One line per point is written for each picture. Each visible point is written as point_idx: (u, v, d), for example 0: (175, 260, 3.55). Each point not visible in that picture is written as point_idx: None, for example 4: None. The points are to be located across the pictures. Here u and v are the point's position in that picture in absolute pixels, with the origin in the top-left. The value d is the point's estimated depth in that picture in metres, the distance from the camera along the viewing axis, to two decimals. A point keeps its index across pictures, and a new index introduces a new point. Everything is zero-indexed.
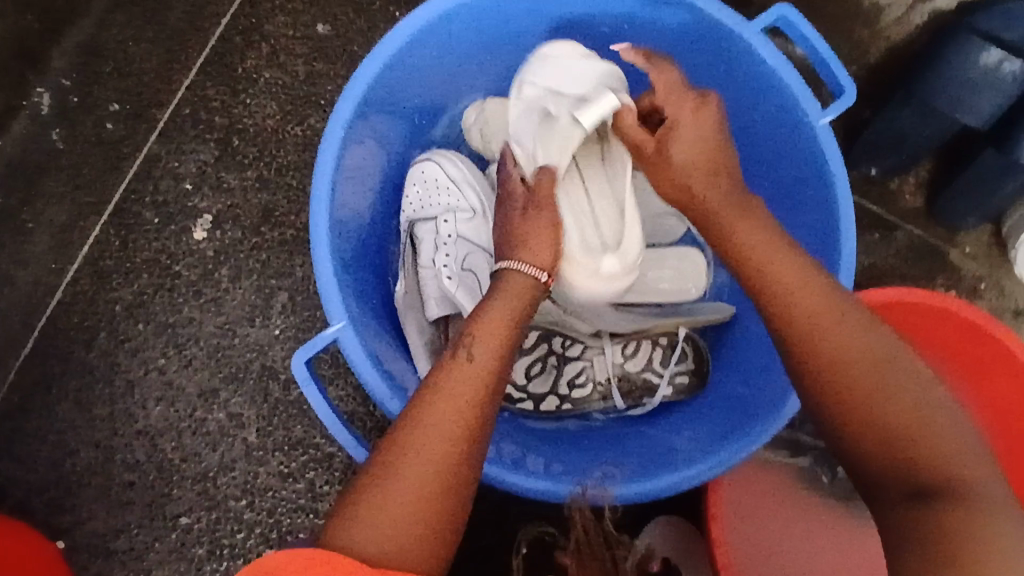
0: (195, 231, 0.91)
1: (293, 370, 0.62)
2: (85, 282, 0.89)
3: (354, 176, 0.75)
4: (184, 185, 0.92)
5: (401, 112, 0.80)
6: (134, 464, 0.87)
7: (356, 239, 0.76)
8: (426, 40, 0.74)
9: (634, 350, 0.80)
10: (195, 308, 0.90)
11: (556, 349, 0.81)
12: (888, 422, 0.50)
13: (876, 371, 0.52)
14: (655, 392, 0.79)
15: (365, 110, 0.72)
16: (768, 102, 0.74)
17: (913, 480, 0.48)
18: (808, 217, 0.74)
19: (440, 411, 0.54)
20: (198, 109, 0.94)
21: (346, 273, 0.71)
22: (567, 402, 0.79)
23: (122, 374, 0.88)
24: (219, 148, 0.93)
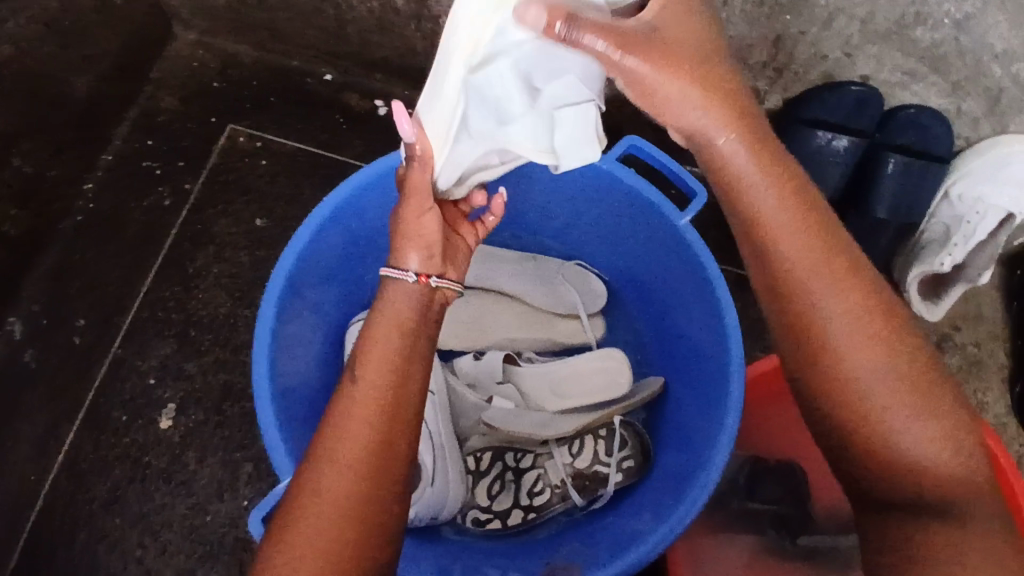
0: (161, 420, 0.97)
1: (249, 531, 0.67)
2: (61, 486, 0.95)
3: (291, 343, 0.82)
4: (149, 380, 1.00)
5: (328, 279, 0.89)
6: None
7: (303, 399, 0.83)
8: (342, 214, 0.85)
9: (579, 448, 0.88)
10: (168, 493, 0.95)
11: (509, 464, 0.88)
12: (897, 444, 0.55)
13: (883, 404, 0.55)
14: (606, 481, 0.86)
15: (294, 283, 0.81)
16: (644, 215, 0.87)
17: (910, 482, 0.55)
18: (698, 303, 0.85)
19: (342, 464, 0.55)
20: (156, 310, 1.03)
21: (293, 432, 0.77)
22: (531, 511, 0.86)
23: (102, 570, 0.92)
24: (178, 341, 1.01)
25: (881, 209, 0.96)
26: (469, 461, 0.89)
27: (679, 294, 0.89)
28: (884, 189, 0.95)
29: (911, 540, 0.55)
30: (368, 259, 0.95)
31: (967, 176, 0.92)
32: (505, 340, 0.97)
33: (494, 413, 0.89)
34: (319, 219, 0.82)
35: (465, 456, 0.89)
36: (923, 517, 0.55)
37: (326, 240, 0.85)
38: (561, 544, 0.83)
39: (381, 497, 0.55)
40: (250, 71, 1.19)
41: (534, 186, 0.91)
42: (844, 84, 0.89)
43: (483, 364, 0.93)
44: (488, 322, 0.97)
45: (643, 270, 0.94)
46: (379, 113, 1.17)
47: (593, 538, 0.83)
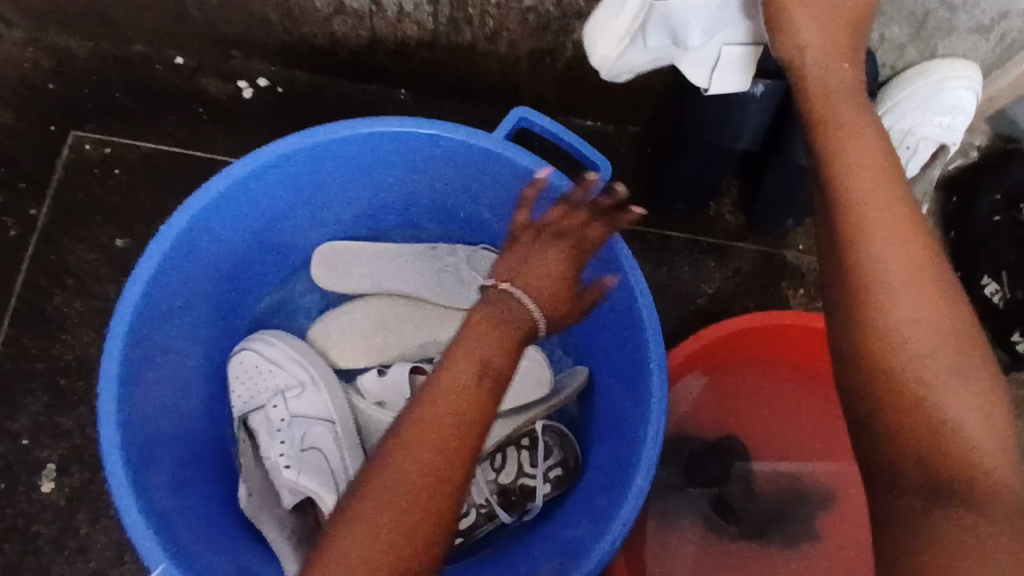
0: (43, 484, 0.88)
1: None
2: None
3: (153, 384, 0.71)
4: (22, 442, 0.89)
5: (196, 303, 0.77)
6: None
7: (177, 454, 0.72)
8: (197, 234, 0.73)
9: (501, 462, 0.82)
10: (63, 563, 0.86)
11: None
12: (934, 410, 0.45)
13: (931, 359, 0.45)
14: (534, 494, 0.80)
15: (145, 322, 0.70)
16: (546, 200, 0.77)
17: (934, 476, 0.44)
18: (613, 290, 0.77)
19: (396, 481, 0.51)
20: (18, 361, 0.91)
21: (155, 493, 0.66)
22: (458, 535, 0.79)
23: None
24: (49, 394, 0.90)
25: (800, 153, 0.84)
26: None
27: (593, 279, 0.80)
28: None
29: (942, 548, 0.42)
30: (245, 278, 0.83)
31: (889, 113, 0.82)
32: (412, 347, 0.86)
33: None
34: (174, 232, 0.70)
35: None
36: (954, 519, 0.43)
37: (187, 258, 0.73)
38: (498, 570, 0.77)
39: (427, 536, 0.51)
40: (88, 65, 1.02)
41: (420, 173, 0.81)
42: None
43: (388, 381, 0.81)
44: (391, 331, 0.87)
45: None
46: (245, 97, 1.02)
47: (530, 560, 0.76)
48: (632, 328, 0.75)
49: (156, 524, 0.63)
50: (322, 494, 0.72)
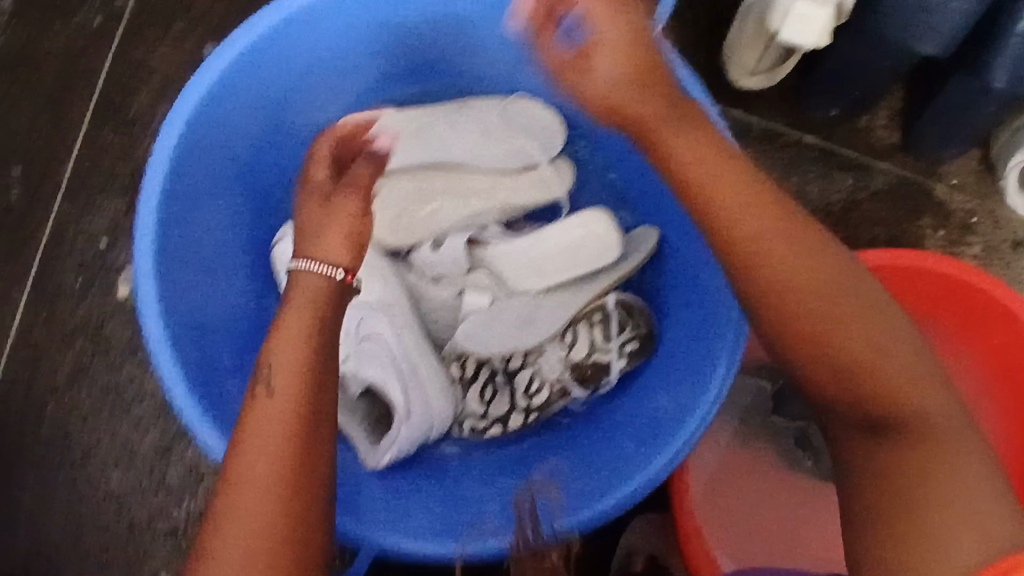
0: (119, 287, 0.88)
1: None
2: (20, 359, 0.87)
3: (192, 249, 0.70)
4: (100, 244, 0.88)
5: (237, 174, 0.75)
6: (104, 528, 0.87)
7: (237, 332, 0.73)
8: (236, 83, 0.69)
9: (572, 338, 0.77)
10: (135, 367, 0.88)
11: (497, 366, 0.78)
12: (874, 383, 0.47)
13: (871, 348, 0.48)
14: (609, 369, 0.76)
15: (184, 177, 0.68)
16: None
17: (865, 417, 0.48)
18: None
19: None
20: (99, 161, 0.89)
21: (200, 355, 0.67)
22: (531, 412, 0.77)
23: (76, 443, 0.88)
24: (127, 199, 0.88)
25: (1001, 76, 0.70)
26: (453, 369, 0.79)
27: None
28: (1008, 50, 0.67)
29: (899, 489, 0.45)
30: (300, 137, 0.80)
31: None
32: (463, 216, 0.80)
33: (468, 332, 0.79)
34: (208, 79, 0.67)
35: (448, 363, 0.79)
36: (900, 477, 0.45)
37: (222, 117, 0.70)
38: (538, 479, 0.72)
39: None
40: None
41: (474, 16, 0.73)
42: None
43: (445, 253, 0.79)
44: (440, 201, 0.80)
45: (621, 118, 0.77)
46: None
47: (586, 462, 0.72)
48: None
49: (189, 377, 0.64)
50: (387, 384, 0.73)
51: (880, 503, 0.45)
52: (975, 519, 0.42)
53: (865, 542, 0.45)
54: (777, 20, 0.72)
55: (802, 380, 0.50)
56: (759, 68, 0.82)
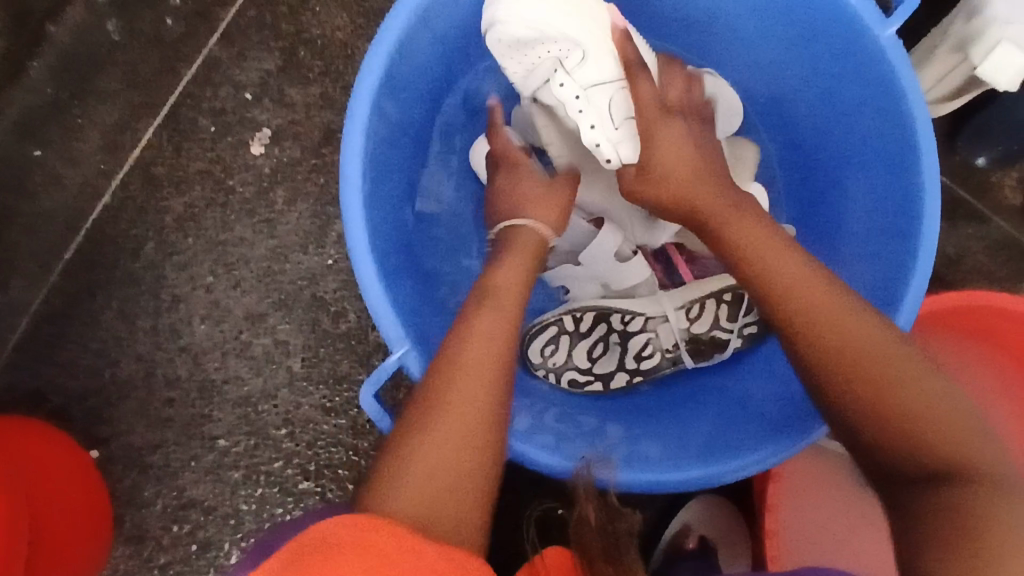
0: (253, 145, 0.86)
1: (364, 410, 0.58)
2: (134, 187, 0.86)
3: (393, 104, 0.65)
4: (244, 95, 0.87)
5: (446, 44, 0.70)
6: (174, 380, 0.85)
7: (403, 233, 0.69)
8: None
9: (697, 312, 0.75)
10: (247, 228, 0.86)
11: (614, 326, 0.75)
12: (903, 415, 0.49)
13: (908, 377, 0.50)
14: (725, 347, 0.74)
15: (395, 65, 0.63)
16: (846, 41, 0.66)
17: (931, 470, 0.47)
18: (894, 191, 0.66)
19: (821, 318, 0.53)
20: (264, 13, 0.87)
21: (386, 252, 0.64)
22: (638, 376, 0.75)
23: (168, 288, 0.85)
24: (283, 58, 0.87)
25: None
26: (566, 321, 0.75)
27: (856, 143, 0.71)
28: None
29: (971, 529, 0.42)
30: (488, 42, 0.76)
31: None
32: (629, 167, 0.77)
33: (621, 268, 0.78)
34: None
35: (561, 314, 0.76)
36: (965, 494, 0.44)
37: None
38: (611, 435, 0.68)
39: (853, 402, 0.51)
40: None
41: None
42: None
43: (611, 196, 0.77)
44: None
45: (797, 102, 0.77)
46: None
47: (652, 426, 0.70)
48: (904, 232, 0.65)
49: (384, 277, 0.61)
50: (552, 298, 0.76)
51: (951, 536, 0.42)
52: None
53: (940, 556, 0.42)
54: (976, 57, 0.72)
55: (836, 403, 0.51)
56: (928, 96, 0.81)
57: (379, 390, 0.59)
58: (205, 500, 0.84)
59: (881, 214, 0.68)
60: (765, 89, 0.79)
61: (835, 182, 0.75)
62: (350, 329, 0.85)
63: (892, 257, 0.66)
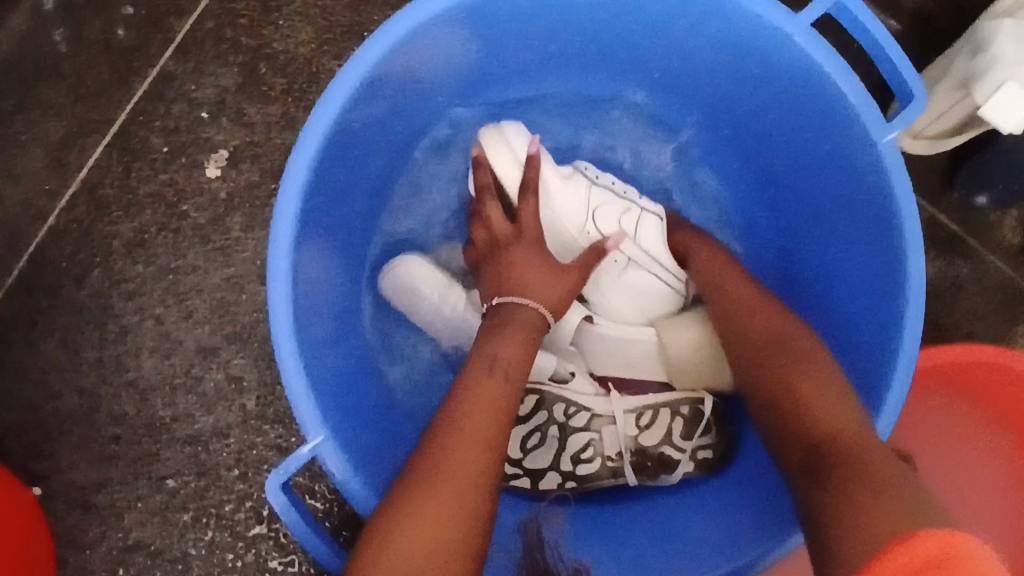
0: (208, 167, 0.81)
1: (268, 496, 0.55)
2: (81, 210, 0.80)
3: (344, 165, 0.62)
4: (200, 113, 0.81)
5: (402, 102, 0.65)
6: (121, 416, 0.79)
7: (336, 309, 0.64)
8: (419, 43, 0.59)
9: (647, 420, 0.69)
10: (201, 255, 0.80)
11: (556, 417, 0.70)
12: (812, 419, 0.52)
13: (829, 402, 0.52)
14: (673, 469, 0.68)
15: (338, 136, 0.58)
16: (834, 126, 0.61)
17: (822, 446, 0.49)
18: (875, 282, 0.62)
19: (756, 334, 0.60)
20: (223, 25, 0.82)
21: (313, 339, 0.59)
22: (571, 480, 0.69)
23: (115, 319, 0.80)
24: (243, 74, 0.81)
25: None
26: None
27: (838, 224, 0.66)
28: None
29: (872, 493, 0.43)
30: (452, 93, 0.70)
31: None
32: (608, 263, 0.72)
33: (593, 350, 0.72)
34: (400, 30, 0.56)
35: None
36: (866, 485, 0.44)
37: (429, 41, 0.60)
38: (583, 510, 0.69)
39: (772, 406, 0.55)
40: None
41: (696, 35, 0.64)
42: None
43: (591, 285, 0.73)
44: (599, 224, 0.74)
45: (774, 161, 0.71)
46: None
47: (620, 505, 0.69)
48: (888, 320, 0.59)
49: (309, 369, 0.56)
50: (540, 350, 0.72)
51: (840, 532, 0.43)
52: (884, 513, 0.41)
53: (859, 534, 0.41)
54: (981, 96, 0.67)
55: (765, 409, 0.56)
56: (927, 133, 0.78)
57: (287, 476, 0.56)
58: (152, 542, 0.79)
59: (863, 303, 0.63)
60: (739, 159, 0.75)
61: (812, 260, 0.70)
62: None
63: (876, 342, 0.61)
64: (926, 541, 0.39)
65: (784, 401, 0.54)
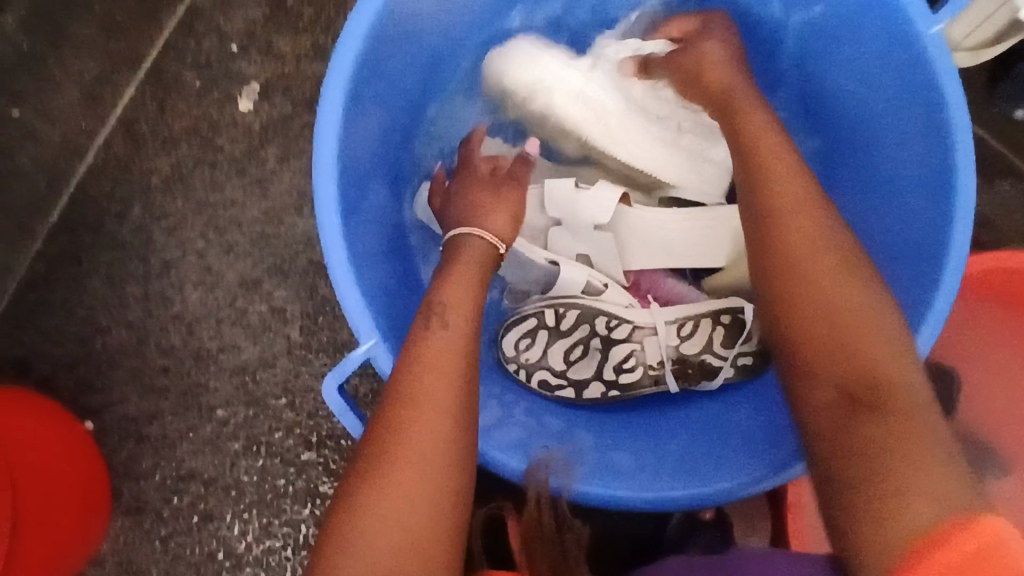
0: (241, 100, 0.81)
1: (325, 398, 0.55)
2: (118, 146, 0.81)
3: (378, 80, 0.60)
4: (231, 46, 0.81)
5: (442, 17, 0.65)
6: (168, 349, 0.81)
7: (382, 224, 0.65)
8: None
9: (690, 330, 0.70)
10: (239, 188, 0.81)
11: (598, 330, 0.69)
12: (846, 359, 0.45)
13: (867, 338, 0.46)
14: (714, 375, 0.69)
15: (377, 44, 0.58)
16: (880, 29, 0.60)
17: (850, 384, 0.44)
18: (916, 195, 0.61)
19: (805, 258, 0.50)
20: None
21: (366, 249, 0.59)
22: (614, 388, 0.69)
23: (157, 253, 0.81)
24: (271, 5, 0.81)
25: None
26: (548, 315, 0.70)
27: (876, 129, 0.65)
28: None
29: (879, 463, 0.40)
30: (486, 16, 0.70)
31: None
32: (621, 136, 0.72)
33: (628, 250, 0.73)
34: None
35: (542, 309, 0.70)
36: (897, 436, 0.40)
37: None
38: (578, 440, 0.65)
39: (806, 329, 0.48)
40: None
41: None
42: None
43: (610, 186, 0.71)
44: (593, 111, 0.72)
45: (812, 76, 0.71)
46: None
47: (615, 435, 0.67)
48: (930, 224, 0.59)
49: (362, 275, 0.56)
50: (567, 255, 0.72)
51: (858, 484, 0.40)
52: (937, 486, 0.37)
53: (886, 529, 0.37)
54: None
55: (792, 335, 0.49)
56: (961, 46, 0.77)
57: (345, 380, 0.56)
58: (204, 471, 0.82)
59: (899, 218, 0.63)
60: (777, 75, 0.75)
61: (847, 182, 0.69)
62: None
63: (915, 250, 0.60)
64: (987, 527, 0.35)
65: (813, 330, 0.48)
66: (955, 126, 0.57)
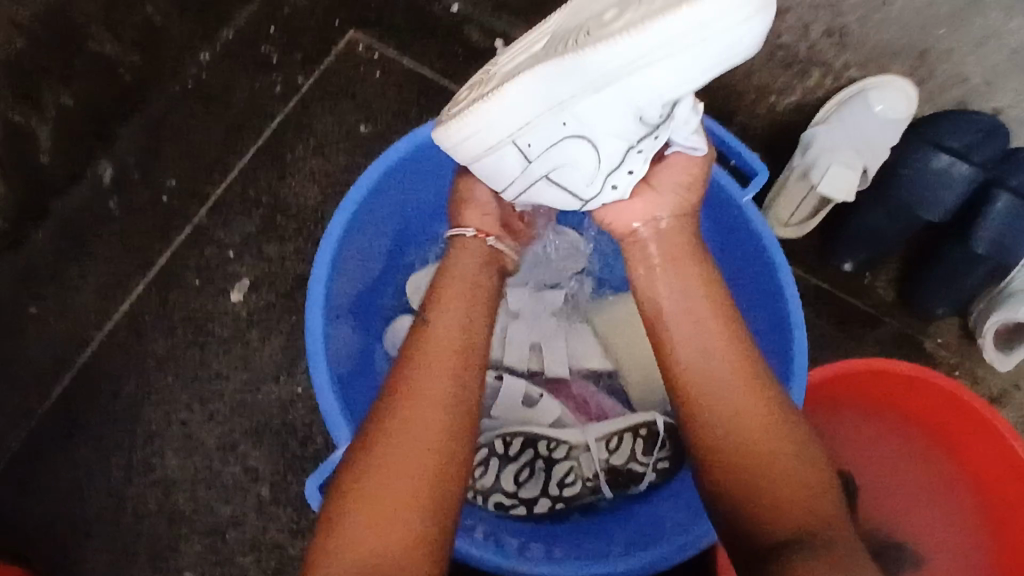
0: (232, 293, 0.98)
1: (307, 500, 0.64)
2: (120, 335, 0.95)
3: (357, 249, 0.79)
4: (227, 253, 1.00)
5: (399, 214, 0.85)
6: (144, 513, 0.88)
7: (352, 368, 0.79)
8: (408, 166, 0.80)
9: (616, 444, 0.81)
10: (224, 364, 0.94)
11: (541, 452, 0.80)
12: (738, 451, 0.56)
13: (743, 422, 0.57)
14: (641, 480, 0.80)
15: (353, 228, 0.76)
16: (713, 204, 0.83)
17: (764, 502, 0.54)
18: (769, 316, 0.80)
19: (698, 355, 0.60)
20: (248, 189, 1.04)
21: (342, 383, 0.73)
22: (559, 501, 0.80)
23: (145, 424, 0.91)
24: (263, 223, 1.02)
25: (981, 246, 0.89)
26: (496, 444, 0.80)
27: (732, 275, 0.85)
28: (990, 223, 0.87)
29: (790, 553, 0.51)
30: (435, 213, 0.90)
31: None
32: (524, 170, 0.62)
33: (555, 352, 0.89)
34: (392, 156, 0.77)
35: (491, 439, 0.81)
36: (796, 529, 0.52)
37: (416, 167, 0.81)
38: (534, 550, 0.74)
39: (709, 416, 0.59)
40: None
41: None
42: (976, 111, 0.88)
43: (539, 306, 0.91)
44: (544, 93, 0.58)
45: None
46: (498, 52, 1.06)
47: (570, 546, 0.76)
48: (782, 335, 0.77)
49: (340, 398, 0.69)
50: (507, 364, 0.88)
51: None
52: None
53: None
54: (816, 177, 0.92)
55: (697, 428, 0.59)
56: (791, 220, 1.01)
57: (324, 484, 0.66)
58: None
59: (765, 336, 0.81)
60: None
61: None
62: (318, 451, 0.90)
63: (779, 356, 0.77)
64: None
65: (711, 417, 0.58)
66: (777, 263, 0.77)
